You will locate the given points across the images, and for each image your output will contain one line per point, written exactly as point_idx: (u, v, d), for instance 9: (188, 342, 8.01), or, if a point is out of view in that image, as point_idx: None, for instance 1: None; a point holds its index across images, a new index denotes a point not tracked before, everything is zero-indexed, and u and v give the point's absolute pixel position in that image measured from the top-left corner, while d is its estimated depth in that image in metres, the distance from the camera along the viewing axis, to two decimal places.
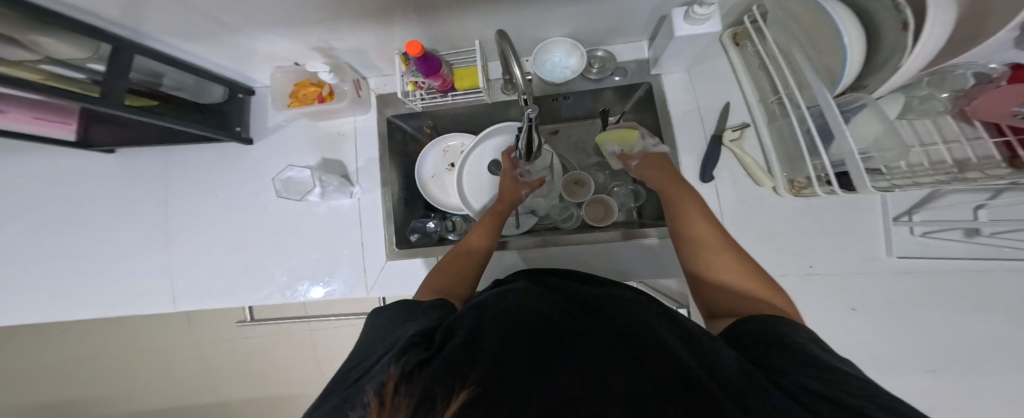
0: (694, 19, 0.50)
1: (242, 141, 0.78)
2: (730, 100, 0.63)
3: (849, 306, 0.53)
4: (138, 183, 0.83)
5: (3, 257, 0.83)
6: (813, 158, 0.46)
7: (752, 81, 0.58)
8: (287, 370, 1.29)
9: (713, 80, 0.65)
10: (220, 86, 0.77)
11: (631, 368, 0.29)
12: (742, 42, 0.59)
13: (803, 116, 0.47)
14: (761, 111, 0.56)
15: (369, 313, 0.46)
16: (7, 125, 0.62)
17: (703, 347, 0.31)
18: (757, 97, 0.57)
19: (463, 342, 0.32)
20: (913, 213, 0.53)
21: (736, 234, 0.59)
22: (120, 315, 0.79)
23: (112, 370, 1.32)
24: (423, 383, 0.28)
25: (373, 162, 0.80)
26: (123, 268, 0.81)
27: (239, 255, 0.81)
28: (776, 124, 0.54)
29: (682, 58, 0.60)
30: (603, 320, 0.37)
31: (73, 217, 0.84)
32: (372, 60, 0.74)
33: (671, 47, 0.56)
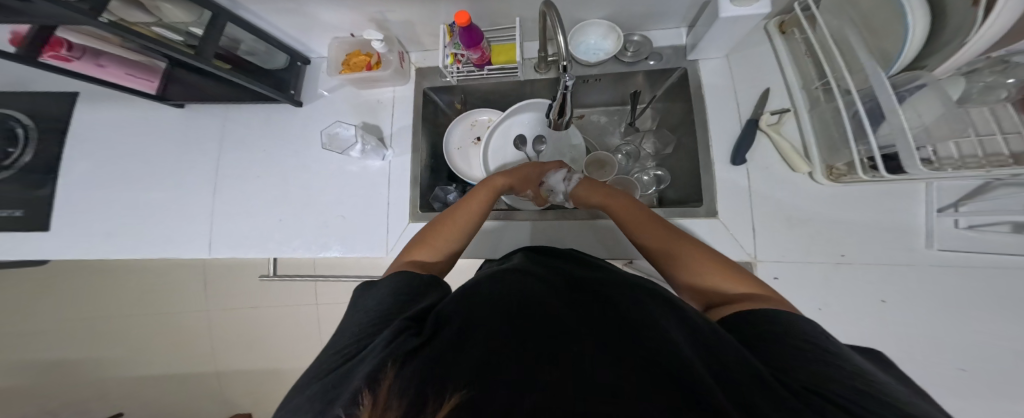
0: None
1: (294, 103, 0.84)
2: (770, 87, 0.63)
3: (879, 298, 0.56)
4: (198, 132, 0.92)
5: (72, 194, 0.92)
6: (859, 142, 0.47)
7: (795, 68, 0.60)
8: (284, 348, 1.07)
9: (753, 67, 0.65)
10: (284, 54, 0.83)
11: (623, 357, 0.30)
12: (789, 30, 0.61)
13: (851, 100, 0.48)
14: (802, 97, 0.59)
15: (354, 295, 0.47)
16: (105, 77, 0.72)
17: (698, 346, 0.31)
18: (800, 84, 0.59)
19: (455, 331, 0.34)
20: (959, 205, 0.53)
21: (765, 216, 0.61)
22: (168, 255, 0.87)
23: (78, 345, 1.05)
24: (414, 373, 0.29)
25: (407, 130, 0.83)
26: (178, 210, 0.89)
27: (275, 207, 0.86)
28: (818, 110, 0.56)
29: (721, 44, 0.61)
30: (599, 308, 0.37)
31: (138, 160, 0.93)
32: (417, 34, 0.77)
33: (713, 30, 0.56)
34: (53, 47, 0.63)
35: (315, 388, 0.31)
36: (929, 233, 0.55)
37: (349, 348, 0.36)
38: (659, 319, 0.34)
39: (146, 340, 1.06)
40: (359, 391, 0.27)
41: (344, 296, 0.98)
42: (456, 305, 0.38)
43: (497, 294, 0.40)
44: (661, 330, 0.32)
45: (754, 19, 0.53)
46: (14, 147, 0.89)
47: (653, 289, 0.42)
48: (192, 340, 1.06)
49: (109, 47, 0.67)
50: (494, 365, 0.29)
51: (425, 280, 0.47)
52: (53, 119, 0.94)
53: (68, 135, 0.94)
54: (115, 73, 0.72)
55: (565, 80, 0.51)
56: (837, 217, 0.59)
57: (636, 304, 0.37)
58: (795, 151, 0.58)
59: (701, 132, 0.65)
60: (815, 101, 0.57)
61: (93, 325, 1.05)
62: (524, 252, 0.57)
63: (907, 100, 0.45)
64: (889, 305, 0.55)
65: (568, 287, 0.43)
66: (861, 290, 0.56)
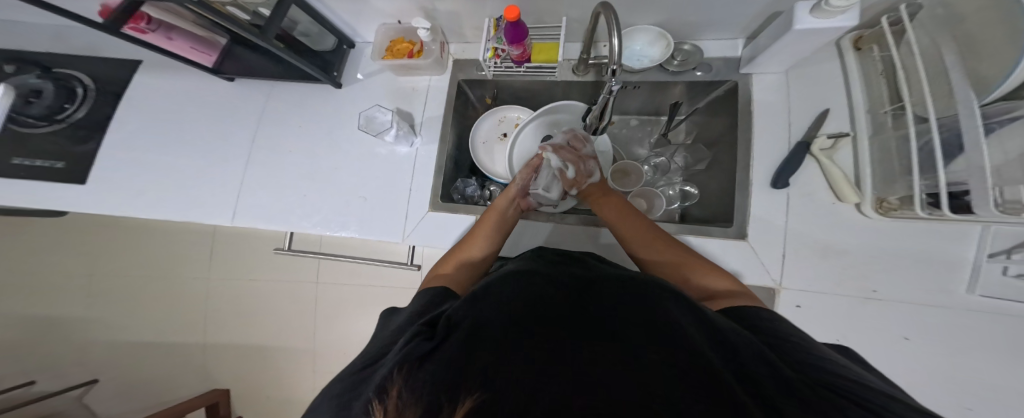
0: (825, 12, 0.48)
1: (335, 84, 0.87)
2: (830, 108, 0.61)
3: (901, 335, 0.53)
4: (240, 103, 0.96)
5: (115, 149, 0.96)
6: (927, 175, 0.45)
7: (864, 89, 0.57)
8: (277, 325, 1.07)
9: (814, 85, 0.63)
10: (333, 37, 0.87)
11: (640, 357, 0.29)
12: (865, 46, 0.58)
13: (925, 129, 0.46)
14: (867, 123, 0.56)
15: (381, 320, 0.50)
16: (172, 50, 0.78)
17: (721, 346, 0.30)
18: (867, 106, 0.57)
19: (466, 332, 0.33)
20: (1012, 252, 0.48)
21: (796, 242, 0.59)
22: (193, 218, 0.89)
23: (84, 296, 1.07)
24: (427, 378, 0.28)
25: (436, 120, 0.84)
26: (207, 175, 0.92)
27: (301, 183, 0.88)
28: (883, 138, 0.53)
29: (781, 59, 0.60)
30: (612, 302, 0.36)
31: (179, 124, 0.97)
32: (463, 25, 0.78)
33: (780, 42, 0.54)
34: (135, 20, 0.70)
35: (337, 394, 0.32)
36: (975, 272, 0.52)
37: (369, 354, 0.37)
38: (678, 316, 0.33)
39: (150, 299, 1.08)
40: (376, 400, 0.27)
41: (344, 279, 0.99)
42: (464, 302, 0.38)
43: (505, 292, 0.39)
44: (679, 328, 0.31)
45: (830, 33, 0.51)
46: (71, 104, 0.97)
47: (669, 284, 0.39)
48: (194, 304, 1.07)
49: (182, 23, 0.73)
50: (507, 366, 0.29)
51: (435, 291, 0.48)
52: (115, 82, 1.01)
53: (123, 97, 1.00)
54: (180, 45, 0.77)
55: (612, 84, 0.51)
56: (875, 251, 0.56)
57: (654, 302, 0.35)
58: (845, 179, 0.56)
59: (742, 149, 0.63)
60: (880, 127, 0.54)
61: (102, 281, 1.06)
62: (534, 252, 0.56)
63: (996, 133, 0.43)
64: (911, 343, 0.52)
65: (578, 281, 0.42)
66: (885, 327, 0.53)
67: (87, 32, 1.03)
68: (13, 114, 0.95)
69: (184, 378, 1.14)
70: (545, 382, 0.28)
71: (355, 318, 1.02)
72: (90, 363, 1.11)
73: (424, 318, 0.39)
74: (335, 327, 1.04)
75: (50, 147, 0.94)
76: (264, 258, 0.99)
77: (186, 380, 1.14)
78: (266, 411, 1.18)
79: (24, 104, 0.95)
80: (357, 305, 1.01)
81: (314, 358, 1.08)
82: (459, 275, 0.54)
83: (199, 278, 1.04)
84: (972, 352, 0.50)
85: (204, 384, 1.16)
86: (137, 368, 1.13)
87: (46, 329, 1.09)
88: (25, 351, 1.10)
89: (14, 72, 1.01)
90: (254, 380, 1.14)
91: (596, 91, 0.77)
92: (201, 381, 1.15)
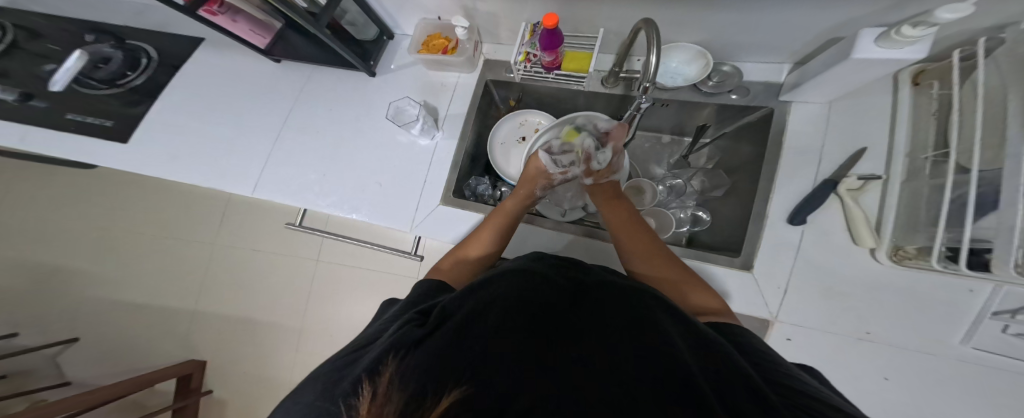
0: (892, 41, 0.46)
1: (369, 72, 0.91)
2: (868, 147, 0.57)
3: (882, 375, 0.52)
4: (283, 80, 1.02)
5: (161, 111, 1.03)
6: (956, 227, 0.44)
7: (909, 131, 0.54)
8: (271, 298, 1.08)
9: (858, 118, 0.60)
10: (375, 27, 0.92)
11: (622, 363, 0.28)
12: (924, 82, 0.55)
13: (965, 180, 0.44)
14: (902, 167, 0.53)
15: (380, 306, 0.51)
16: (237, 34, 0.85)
17: (704, 359, 0.28)
18: (907, 149, 0.54)
19: (456, 325, 0.33)
20: (1018, 313, 0.46)
21: (805, 283, 0.56)
22: (218, 183, 0.94)
23: (111, 248, 1.16)
24: (413, 365, 0.28)
25: (459, 117, 0.87)
26: (240, 144, 0.97)
27: (323, 163, 0.92)
28: (916, 184, 0.51)
29: (827, 88, 0.58)
30: (603, 310, 0.35)
31: (221, 94, 1.04)
32: (499, 27, 0.81)
33: (836, 69, 0.52)
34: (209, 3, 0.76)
35: (324, 372, 0.32)
36: (973, 326, 0.49)
37: (361, 338, 0.37)
38: (665, 328, 0.32)
39: (166, 258, 1.15)
40: (359, 385, 0.27)
41: (346, 259, 1.01)
42: (455, 295, 0.38)
43: (501, 288, 0.38)
44: (664, 339, 0.30)
45: (881, 67, 0.50)
46: (133, 72, 1.06)
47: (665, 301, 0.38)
48: (199, 268, 1.12)
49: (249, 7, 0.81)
50: (489, 358, 0.28)
51: (429, 283, 0.48)
52: (174, 55, 1.09)
53: (178, 70, 1.08)
54: (243, 28, 0.84)
55: (642, 100, 0.53)
56: (884, 297, 0.52)
57: (650, 313, 0.34)
58: (866, 222, 0.53)
59: (764, 180, 0.62)
60: (916, 173, 0.52)
61: (129, 233, 1.15)
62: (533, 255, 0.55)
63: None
64: (890, 383, 0.51)
65: (570, 285, 0.41)
66: (865, 365, 0.52)
67: (157, 6, 1.13)
68: (78, 76, 1.04)
69: (168, 343, 1.15)
70: (526, 381, 0.26)
71: (345, 299, 1.03)
72: (98, 311, 1.17)
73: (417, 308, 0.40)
74: (329, 307, 1.04)
75: (104, 107, 1.02)
76: (280, 232, 1.06)
77: (170, 344, 1.15)
78: (235, 391, 1.15)
79: (92, 69, 1.05)
80: (348, 288, 1.02)
81: (301, 337, 1.08)
82: (457, 273, 0.55)
83: (217, 243, 1.10)
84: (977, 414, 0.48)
85: (185, 352, 1.15)
86: (130, 325, 1.16)
87: (70, 273, 1.18)
88: (47, 290, 1.19)
89: (94, 42, 1.11)
90: (234, 355, 1.14)
91: (622, 104, 0.77)
92: (181, 348, 1.15)
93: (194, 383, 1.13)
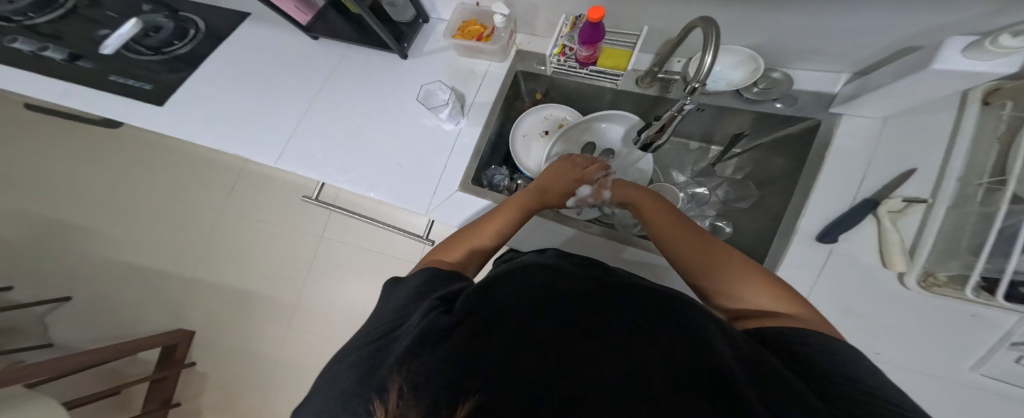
0: (981, 51, 0.44)
1: (402, 54, 0.93)
2: (916, 168, 0.53)
3: None
4: (318, 54, 1.05)
5: (202, 75, 1.08)
6: (999, 259, 0.42)
7: (967, 155, 0.50)
8: (272, 269, 1.21)
9: (911, 137, 0.56)
10: (412, 10, 0.93)
11: (672, 375, 0.24)
12: (996, 101, 0.49)
13: (1021, 210, 0.42)
14: (951, 193, 0.49)
15: (382, 285, 0.45)
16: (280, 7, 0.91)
17: (747, 367, 0.26)
18: (960, 173, 0.49)
19: (479, 322, 0.30)
20: None
21: (826, 306, 0.54)
22: (245, 151, 0.97)
23: (144, 211, 1.33)
24: (437, 367, 0.26)
25: (485, 105, 0.87)
26: (268, 116, 1.00)
27: (345, 139, 0.94)
28: (962, 212, 0.48)
29: (886, 102, 0.55)
30: (639, 311, 0.32)
31: (258, 64, 1.08)
32: (536, 18, 0.82)
33: (905, 81, 0.50)
34: None
35: (340, 367, 0.30)
36: (992, 353, 0.47)
37: (375, 329, 0.35)
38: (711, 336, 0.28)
39: (187, 225, 1.30)
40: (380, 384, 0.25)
41: (346, 237, 1.15)
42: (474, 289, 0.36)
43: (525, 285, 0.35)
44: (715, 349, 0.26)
45: (945, 79, 0.48)
46: (179, 42, 1.10)
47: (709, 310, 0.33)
48: (212, 234, 1.27)
49: None
50: (520, 365, 0.26)
51: (445, 273, 0.45)
52: (216, 26, 1.14)
53: (223, 42, 1.12)
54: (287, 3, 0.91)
55: (686, 101, 0.52)
56: (910, 324, 0.50)
57: (693, 319, 0.30)
58: (900, 247, 0.50)
59: (798, 196, 0.60)
60: (965, 200, 0.48)
61: (155, 198, 1.33)
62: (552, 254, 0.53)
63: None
64: None
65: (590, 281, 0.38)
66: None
67: None
68: (129, 42, 1.10)
69: (177, 302, 1.27)
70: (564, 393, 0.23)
71: (342, 271, 1.15)
72: (120, 264, 1.32)
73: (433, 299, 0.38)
74: (329, 283, 1.15)
75: (146, 73, 1.07)
76: (299, 214, 1.19)
77: (174, 307, 1.26)
78: (223, 363, 1.22)
79: (143, 37, 1.10)
80: (343, 259, 1.14)
81: (297, 311, 1.17)
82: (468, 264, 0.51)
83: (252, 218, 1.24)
84: None
85: (177, 323, 1.26)
86: (142, 286, 1.30)
87: (93, 232, 1.34)
88: (78, 243, 1.34)
89: (150, 11, 1.16)
90: (229, 324, 1.23)
91: (654, 105, 0.76)
92: (173, 318, 1.26)
93: (178, 353, 1.21)
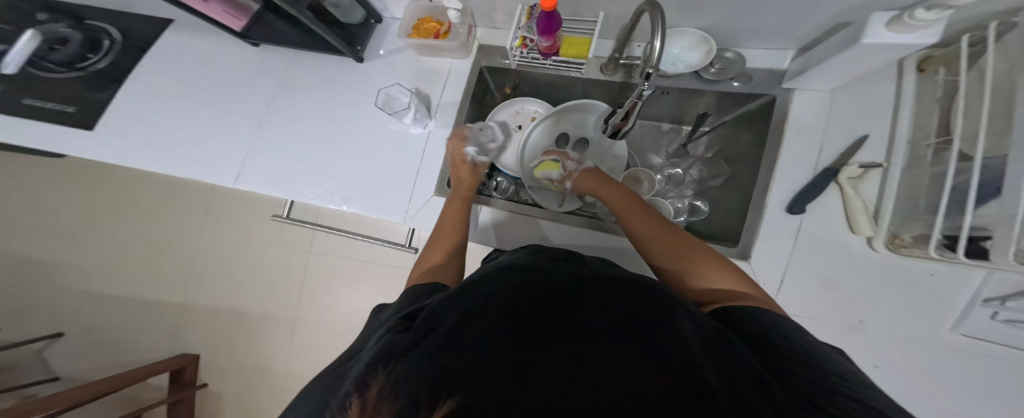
0: (903, 26, 0.45)
1: (356, 57, 0.87)
2: (869, 134, 0.58)
3: (872, 362, 0.53)
4: (265, 65, 0.97)
5: (134, 97, 0.97)
6: (954, 215, 0.44)
7: (913, 119, 0.54)
8: (258, 291, 1.10)
9: (861, 106, 0.59)
10: (361, 10, 0.87)
11: (618, 357, 0.27)
12: (930, 68, 0.53)
13: (967, 167, 0.44)
14: (903, 156, 0.53)
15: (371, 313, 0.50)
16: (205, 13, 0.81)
17: (711, 352, 0.27)
18: (909, 135, 0.54)
19: (443, 327, 0.32)
20: (1008, 299, 0.47)
21: (801, 275, 0.56)
22: (196, 174, 0.89)
23: (87, 243, 1.17)
24: (402, 372, 0.28)
25: (453, 106, 0.84)
26: (220, 134, 0.92)
27: (309, 152, 0.88)
28: (916, 174, 0.51)
29: (832, 74, 0.57)
30: (599, 302, 0.34)
31: (198, 79, 0.98)
32: (494, 10, 0.78)
33: (842, 55, 0.51)
34: None
35: (324, 383, 0.34)
36: (964, 311, 0.50)
37: (357, 347, 0.38)
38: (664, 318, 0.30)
39: (143, 253, 1.15)
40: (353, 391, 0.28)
41: (332, 251, 1.01)
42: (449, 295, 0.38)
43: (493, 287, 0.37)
44: (663, 330, 0.28)
45: (884, 52, 0.49)
46: (94, 55, 0.98)
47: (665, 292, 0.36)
48: (182, 262, 1.13)
49: None
50: (476, 360, 0.28)
51: (422, 286, 0.48)
52: (141, 36, 1.02)
53: (148, 54, 1.01)
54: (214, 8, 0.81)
55: (643, 88, 0.51)
56: (881, 286, 0.53)
57: (648, 303, 0.32)
58: (864, 210, 0.54)
59: (764, 171, 0.61)
60: (917, 160, 0.52)
61: (97, 226, 1.16)
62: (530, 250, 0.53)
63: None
64: (881, 370, 0.52)
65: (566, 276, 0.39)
66: (857, 355, 0.53)
67: None
68: (33, 57, 0.97)
69: (158, 335, 1.18)
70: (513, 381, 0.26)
71: (333, 288, 1.05)
72: (86, 304, 1.21)
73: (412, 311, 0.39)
74: (318, 297, 1.06)
75: (65, 91, 0.95)
76: (272, 228, 1.08)
77: (164, 337, 1.19)
78: (231, 383, 1.19)
79: (47, 50, 0.97)
80: (333, 277, 1.04)
81: (292, 326, 1.11)
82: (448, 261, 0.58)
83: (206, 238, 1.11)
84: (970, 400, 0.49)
85: (178, 347, 1.21)
86: (119, 320, 1.20)
87: (50, 270, 1.20)
88: (32, 283, 1.22)
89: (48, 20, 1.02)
90: (228, 347, 1.17)
91: (621, 92, 0.75)
92: (174, 344, 1.20)
93: (188, 377, 1.18)
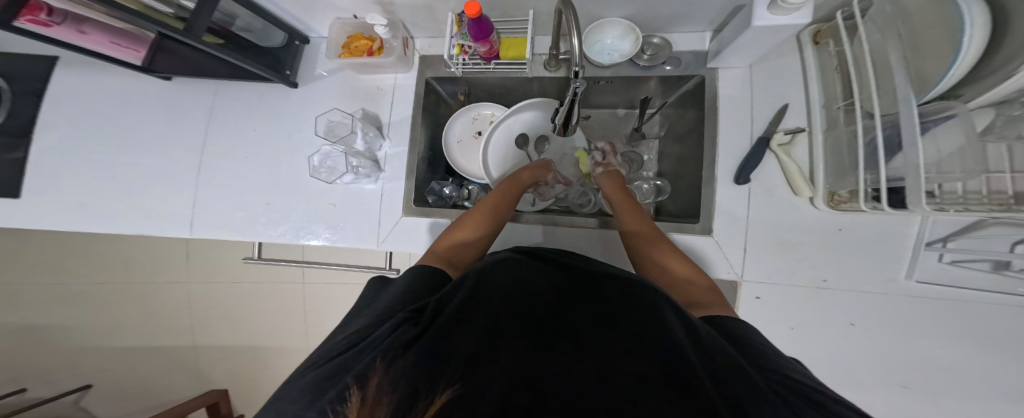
0: (781, 9, 0.47)
1: (289, 84, 0.81)
2: (789, 103, 0.61)
3: (848, 321, 0.56)
4: (188, 103, 0.87)
5: (42, 158, 0.86)
6: (869, 170, 0.46)
7: (821, 84, 0.57)
8: (270, 321, 1.19)
9: (778, 79, 0.62)
10: (281, 31, 0.80)
11: None
12: (823, 40, 0.57)
13: (871, 125, 0.45)
14: (821, 118, 0.56)
15: (370, 281, 0.48)
16: (90, 47, 0.66)
17: (699, 349, 0.30)
18: (822, 101, 0.56)
19: (450, 324, 0.32)
20: (948, 241, 0.51)
21: (756, 243, 0.60)
22: (142, 233, 0.83)
23: (100, 298, 1.21)
24: (406, 376, 0.27)
25: (405, 121, 0.80)
26: (154, 188, 0.85)
27: (264, 190, 0.83)
28: (835, 133, 0.53)
29: (745, 52, 0.58)
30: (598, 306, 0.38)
31: (117, 129, 0.88)
32: (426, 19, 0.73)
33: (744, 36, 0.53)
34: (32, 11, 0.59)
35: (306, 377, 0.30)
36: (914, 260, 0.54)
37: (344, 337, 0.34)
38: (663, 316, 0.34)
39: (155, 303, 1.21)
40: (346, 389, 0.25)
41: (330, 278, 1.11)
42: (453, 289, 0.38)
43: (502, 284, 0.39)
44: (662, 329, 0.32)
45: (780, 31, 0.50)
46: None
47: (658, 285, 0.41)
48: (193, 306, 1.21)
49: (93, 14, 0.62)
50: None
51: (422, 269, 0.45)
52: (30, 79, 0.88)
53: (44, 100, 0.88)
54: (100, 41, 0.66)
55: (574, 85, 0.50)
56: (828, 242, 0.57)
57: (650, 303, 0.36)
58: (801, 174, 0.57)
59: (709, 146, 0.63)
60: (833, 123, 0.54)
61: (100, 285, 1.19)
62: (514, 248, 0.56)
63: (930, 131, 0.42)
64: (857, 328, 0.55)
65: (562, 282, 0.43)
66: (831, 315, 0.56)
67: None
68: None
69: (196, 370, 1.31)
70: None
71: (341, 311, 1.14)
72: (113, 351, 1.28)
73: (408, 303, 0.38)
74: (322, 322, 1.16)
75: None
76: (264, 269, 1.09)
77: (192, 377, 1.31)
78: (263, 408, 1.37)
79: None
80: (338, 300, 1.13)
81: (308, 351, 1.22)
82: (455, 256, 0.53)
83: (210, 283, 1.16)
84: (924, 337, 0.53)
85: (206, 384, 1.33)
86: (152, 361, 1.29)
87: (62, 332, 1.24)
88: (47, 343, 1.25)
89: None
90: (253, 376, 1.31)
91: (567, 86, 0.75)
92: (200, 382, 1.33)
93: (224, 410, 1.34)
